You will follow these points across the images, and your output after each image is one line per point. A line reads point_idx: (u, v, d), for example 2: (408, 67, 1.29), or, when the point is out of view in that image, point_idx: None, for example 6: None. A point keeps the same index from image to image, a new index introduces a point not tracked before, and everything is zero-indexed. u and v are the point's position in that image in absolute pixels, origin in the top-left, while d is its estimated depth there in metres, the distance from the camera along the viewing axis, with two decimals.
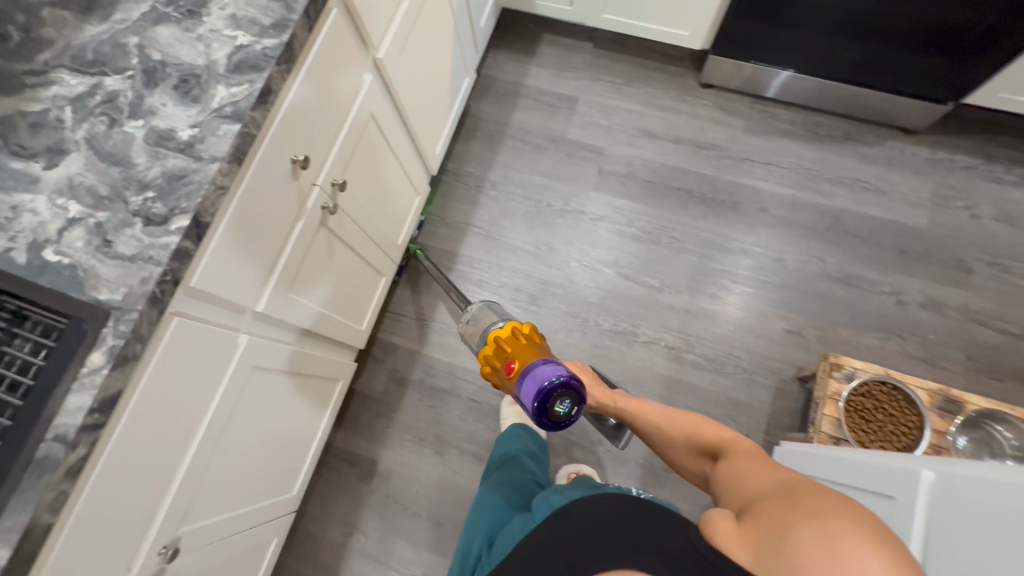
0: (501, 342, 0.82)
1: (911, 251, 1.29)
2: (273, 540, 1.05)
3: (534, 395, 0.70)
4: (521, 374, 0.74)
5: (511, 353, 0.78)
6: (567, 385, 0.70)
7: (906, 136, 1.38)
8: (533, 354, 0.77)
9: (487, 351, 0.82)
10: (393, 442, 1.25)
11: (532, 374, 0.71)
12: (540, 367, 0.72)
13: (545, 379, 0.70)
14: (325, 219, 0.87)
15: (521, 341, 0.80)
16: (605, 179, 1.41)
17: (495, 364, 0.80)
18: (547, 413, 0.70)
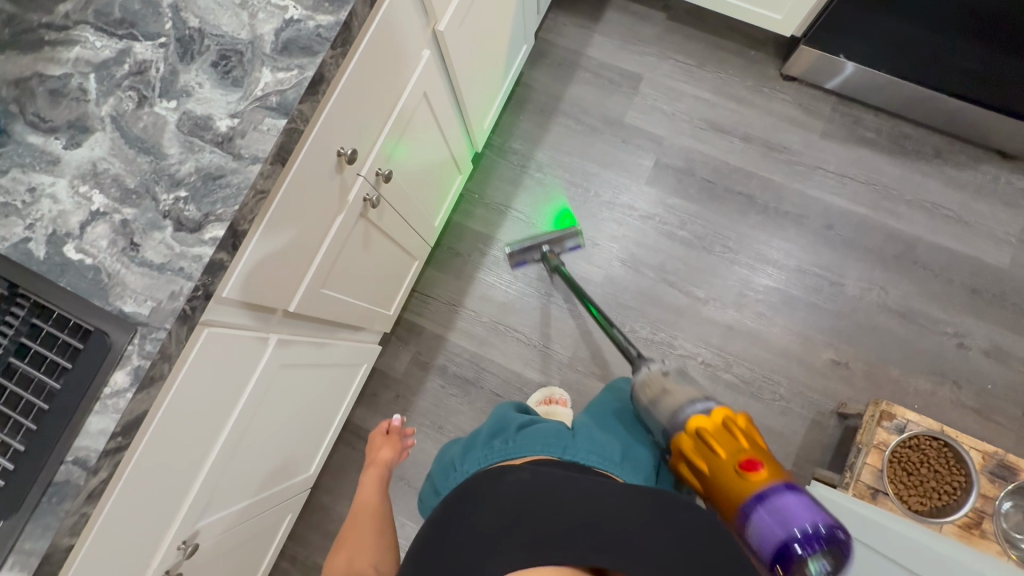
0: (723, 430, 0.65)
1: (984, 291, 1.18)
2: (287, 516, 1.05)
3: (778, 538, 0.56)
4: (757, 490, 0.59)
5: (745, 454, 0.62)
6: (827, 543, 0.55)
7: (1003, 162, 1.23)
8: (774, 472, 0.61)
9: (701, 430, 0.66)
10: (410, 426, 1.23)
11: (776, 503, 0.57)
12: (793, 503, 0.57)
13: (796, 523, 0.56)
14: (366, 211, 0.80)
15: (757, 445, 0.64)
16: (660, 173, 1.29)
17: (711, 450, 0.64)
18: (786, 561, 0.56)
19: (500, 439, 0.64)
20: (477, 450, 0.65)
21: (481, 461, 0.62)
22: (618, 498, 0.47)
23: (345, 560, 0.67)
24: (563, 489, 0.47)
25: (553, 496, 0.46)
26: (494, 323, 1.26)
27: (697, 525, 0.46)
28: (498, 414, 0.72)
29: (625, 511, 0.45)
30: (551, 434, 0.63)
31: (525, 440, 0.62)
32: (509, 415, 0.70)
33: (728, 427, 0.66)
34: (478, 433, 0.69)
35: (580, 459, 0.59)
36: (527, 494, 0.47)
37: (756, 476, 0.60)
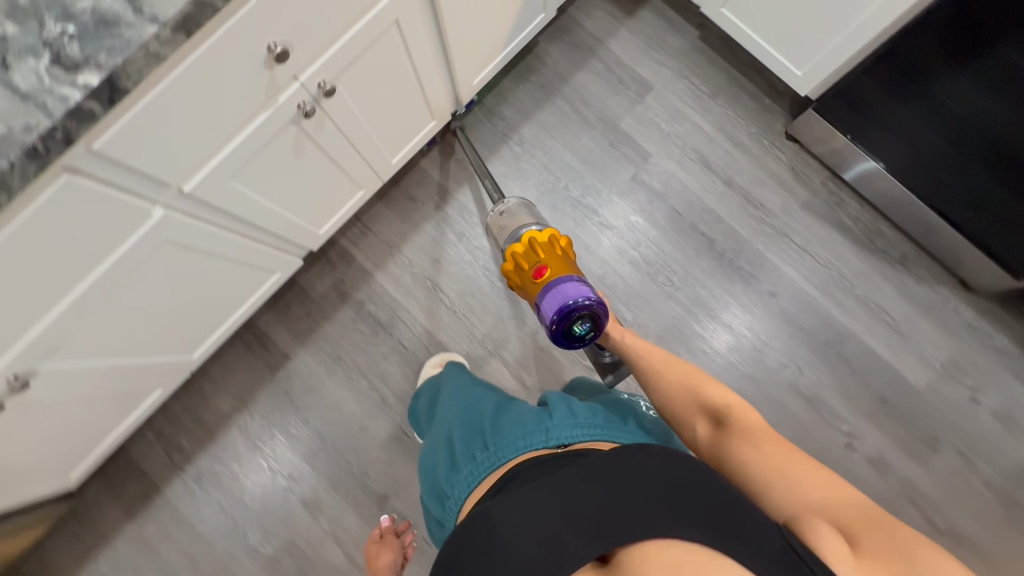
0: (530, 248, 0.89)
1: (892, 403, 1.19)
2: (157, 391, 1.06)
3: (554, 307, 0.77)
4: (546, 285, 0.81)
5: (540, 264, 0.85)
6: (590, 308, 0.76)
7: (961, 289, 1.22)
8: (563, 270, 0.83)
9: (516, 252, 0.90)
10: (312, 346, 1.23)
11: (557, 290, 0.78)
12: (567, 286, 0.78)
13: (569, 298, 0.77)
14: (300, 119, 0.77)
15: (553, 256, 0.87)
16: (633, 188, 1.28)
17: (522, 266, 0.88)
18: (564, 328, 0.77)
19: (480, 451, 0.64)
20: (461, 467, 0.65)
21: (471, 478, 0.62)
22: (585, 475, 0.47)
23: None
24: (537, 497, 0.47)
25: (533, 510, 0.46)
26: (424, 277, 1.25)
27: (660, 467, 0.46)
28: (468, 418, 0.72)
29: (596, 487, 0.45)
30: (525, 425, 0.63)
31: (502, 441, 0.63)
32: (480, 420, 0.70)
33: (533, 244, 0.88)
34: (455, 447, 0.68)
35: (563, 438, 0.60)
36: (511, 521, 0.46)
37: (547, 275, 0.82)
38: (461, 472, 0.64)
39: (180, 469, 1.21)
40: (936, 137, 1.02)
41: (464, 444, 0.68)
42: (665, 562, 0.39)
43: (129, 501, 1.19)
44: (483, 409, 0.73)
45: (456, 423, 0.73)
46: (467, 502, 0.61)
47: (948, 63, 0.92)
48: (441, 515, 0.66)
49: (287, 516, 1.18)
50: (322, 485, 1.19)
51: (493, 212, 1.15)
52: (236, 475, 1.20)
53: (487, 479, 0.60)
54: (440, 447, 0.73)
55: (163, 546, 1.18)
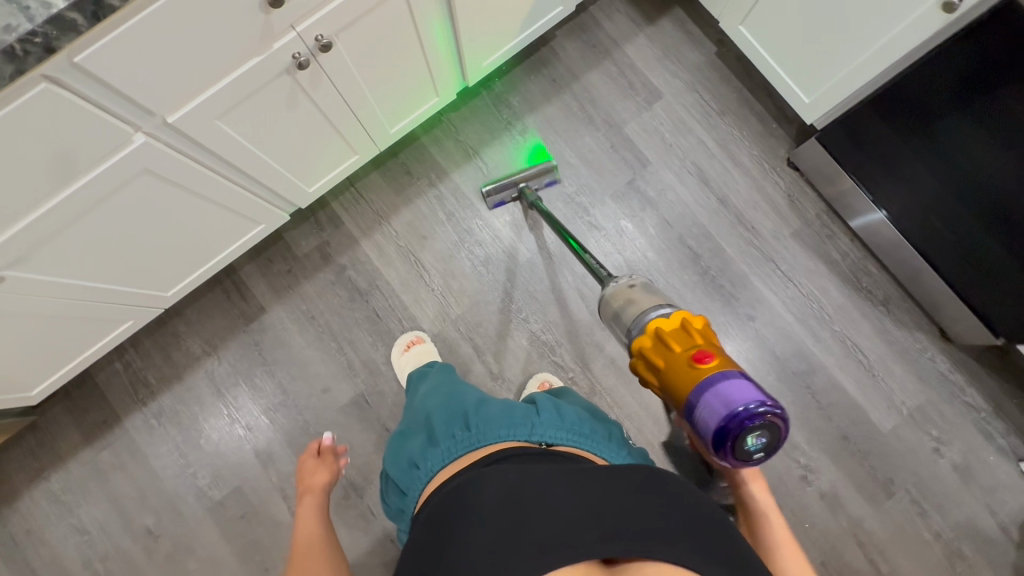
0: (682, 329, 0.64)
1: (852, 442, 1.18)
2: (128, 322, 1.07)
3: (725, 415, 0.53)
4: (701, 377, 0.56)
5: (699, 348, 0.60)
6: (766, 420, 0.52)
7: (939, 339, 1.22)
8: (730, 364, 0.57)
9: (661, 330, 0.65)
10: (289, 303, 1.24)
11: (724, 385, 0.54)
12: (741, 383, 0.54)
13: (746, 400, 0.53)
14: (294, 70, 0.78)
15: (716, 343, 0.62)
16: (628, 193, 1.28)
17: (670, 348, 0.61)
18: (731, 439, 0.53)
19: (461, 430, 0.61)
20: (437, 442, 0.61)
21: (446, 455, 0.59)
22: (608, 483, 0.47)
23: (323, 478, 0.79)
24: (552, 488, 0.47)
25: (548, 498, 0.46)
26: (408, 251, 1.26)
27: (678, 494, 0.47)
28: (452, 397, 0.69)
29: (616, 495, 0.46)
30: (512, 415, 0.60)
31: (486, 424, 0.59)
32: (462, 401, 0.67)
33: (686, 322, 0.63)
34: (434, 422, 0.65)
35: (548, 438, 0.57)
36: (517, 500, 0.46)
37: (707, 366, 0.57)
38: (437, 447, 0.61)
39: (142, 403, 1.22)
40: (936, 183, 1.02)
41: (446, 420, 0.64)
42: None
43: (89, 426, 1.21)
44: (468, 391, 0.70)
45: (439, 401, 0.69)
46: (435, 478, 0.58)
47: (955, 105, 0.91)
48: (402, 486, 0.63)
49: (239, 465, 1.19)
50: (277, 440, 1.20)
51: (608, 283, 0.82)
52: (196, 418, 1.21)
53: (463, 460, 0.57)
54: (416, 420, 0.69)
55: (115, 475, 1.19)
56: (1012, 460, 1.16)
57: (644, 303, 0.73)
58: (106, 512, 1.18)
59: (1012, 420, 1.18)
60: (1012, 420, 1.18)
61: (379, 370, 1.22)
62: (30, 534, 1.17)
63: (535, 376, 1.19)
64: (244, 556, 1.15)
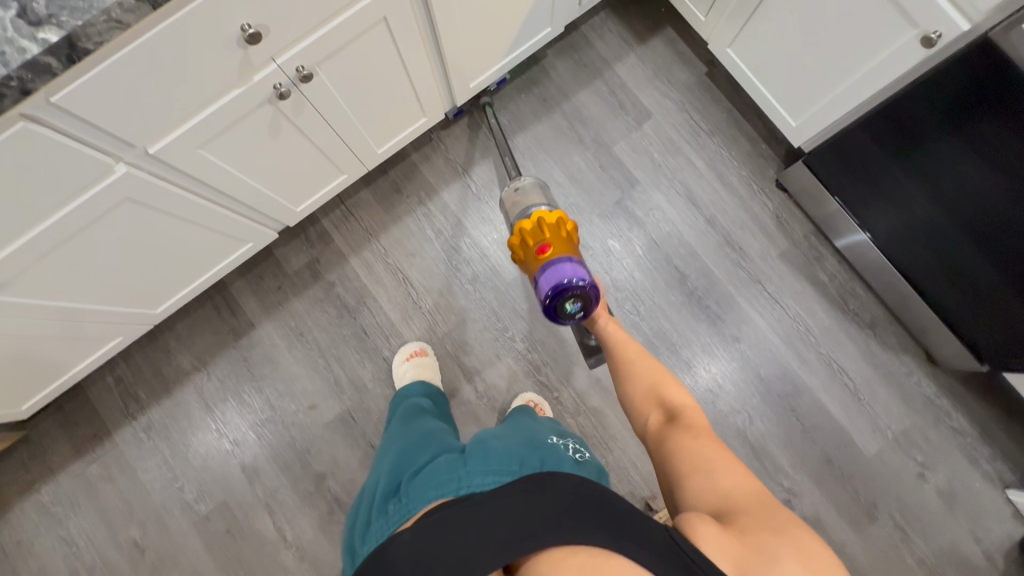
0: (538, 224, 0.84)
1: (837, 466, 1.18)
2: (116, 339, 1.08)
3: (550, 287, 0.77)
4: (546, 262, 0.80)
5: (544, 242, 0.82)
6: (584, 290, 0.76)
7: (925, 362, 1.22)
8: (569, 252, 0.80)
9: (523, 229, 0.85)
10: (278, 318, 1.26)
11: (554, 268, 0.78)
12: (565, 266, 0.78)
13: (566, 277, 0.77)
14: (275, 99, 0.79)
15: (559, 235, 0.83)
16: (616, 212, 1.28)
17: (526, 241, 0.84)
18: (555, 305, 0.78)
19: (394, 503, 0.55)
20: (374, 520, 0.56)
21: (378, 535, 0.53)
22: (491, 500, 0.46)
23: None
24: (441, 523, 0.45)
25: (436, 535, 0.44)
26: (396, 268, 1.27)
27: (560, 486, 0.46)
28: (393, 464, 0.63)
29: (505, 511, 0.44)
30: (439, 473, 0.53)
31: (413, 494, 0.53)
32: (402, 468, 0.61)
33: (542, 221, 0.84)
34: (375, 495, 0.59)
35: (475, 487, 0.50)
36: (415, 550, 0.44)
37: (549, 255, 0.80)
38: (373, 525, 0.55)
39: (132, 417, 1.23)
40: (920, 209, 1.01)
41: (385, 488, 0.59)
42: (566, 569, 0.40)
43: (79, 440, 1.23)
44: (410, 453, 0.64)
45: (381, 473, 0.64)
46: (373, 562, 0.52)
47: (933, 133, 0.92)
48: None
49: (226, 479, 1.20)
50: (264, 455, 1.21)
51: (508, 187, 1.08)
52: (184, 432, 1.23)
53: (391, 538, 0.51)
54: (362, 502, 0.63)
55: (103, 488, 1.21)
56: (997, 486, 1.16)
57: (527, 200, 0.99)
58: (94, 524, 1.19)
59: (998, 445, 1.18)
60: (997, 445, 1.18)
61: (366, 387, 1.23)
62: (20, 545, 1.18)
63: (521, 395, 1.19)
64: (228, 570, 1.16)
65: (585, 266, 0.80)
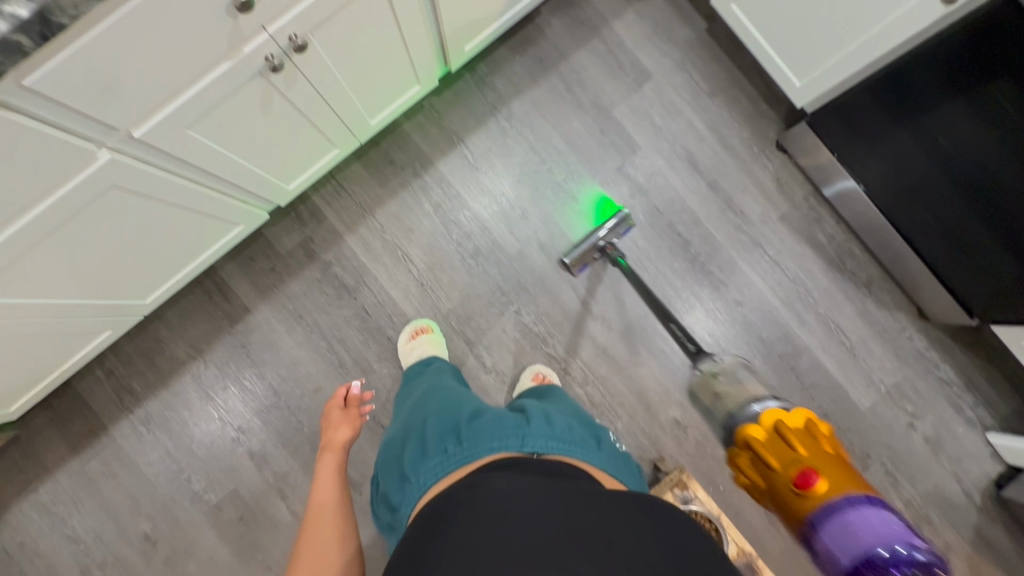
0: (778, 439, 0.59)
1: (833, 420, 1.23)
2: (106, 332, 1.03)
3: (850, 555, 0.47)
4: (826, 509, 0.50)
5: (802, 467, 0.54)
6: (918, 563, 0.44)
7: (916, 318, 1.26)
8: (855, 487, 0.51)
9: (753, 440, 0.61)
10: (274, 302, 1.21)
11: (843, 519, 0.49)
12: (863, 515, 0.48)
13: (874, 539, 0.46)
14: (267, 72, 0.73)
15: (825, 454, 0.55)
16: (618, 178, 1.26)
17: (772, 467, 0.57)
18: None
19: (452, 444, 0.59)
20: (428, 456, 0.59)
21: (438, 469, 0.57)
22: (597, 499, 0.48)
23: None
24: (542, 493, 0.48)
25: (538, 506, 0.46)
26: (394, 245, 1.23)
27: (670, 519, 0.48)
28: (444, 408, 0.68)
29: (610, 516, 0.46)
30: (501, 426, 0.59)
31: (478, 438, 0.58)
32: (455, 412, 0.66)
33: (784, 433, 0.58)
34: (425, 434, 0.63)
35: (540, 448, 0.57)
36: (507, 503, 0.46)
37: (821, 491, 0.51)
38: (428, 461, 0.59)
39: (128, 410, 1.19)
40: (922, 170, 1.02)
41: (436, 430, 0.63)
42: None
43: (74, 437, 1.18)
44: (463, 402, 0.69)
45: (431, 411, 0.69)
46: (425, 493, 0.56)
47: (945, 94, 0.91)
48: (395, 502, 0.61)
49: (234, 467, 1.19)
50: (271, 440, 1.19)
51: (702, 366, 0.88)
52: (185, 422, 1.20)
53: (455, 476, 0.55)
54: (409, 433, 0.67)
55: (106, 483, 1.18)
56: (978, 431, 1.23)
57: (741, 392, 0.75)
58: (99, 519, 1.17)
59: (982, 393, 1.24)
60: (981, 393, 1.24)
61: (371, 368, 1.21)
62: (24, 546, 1.16)
63: (528, 368, 1.19)
64: (245, 554, 1.17)
65: (899, 515, 0.49)
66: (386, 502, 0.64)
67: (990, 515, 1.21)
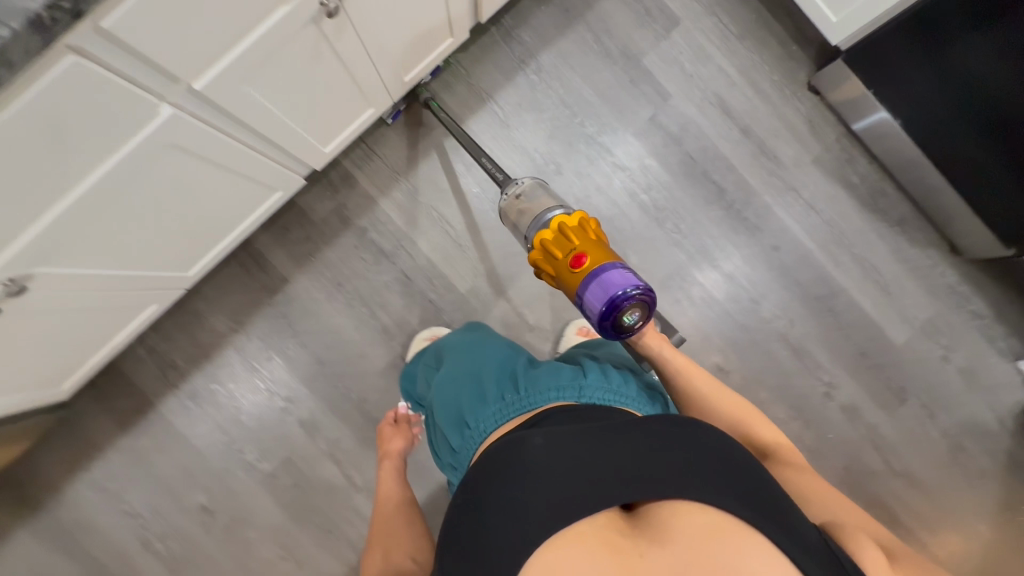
0: (559, 237, 0.74)
1: (869, 357, 1.26)
2: (151, 306, 1.01)
3: (602, 300, 0.67)
4: (587, 274, 0.69)
5: (575, 251, 0.71)
6: (641, 298, 0.67)
7: (949, 254, 1.27)
8: (605, 255, 0.70)
9: (545, 239, 0.76)
10: (312, 271, 1.20)
11: (601, 280, 0.67)
12: (612, 273, 0.67)
13: (616, 287, 0.66)
14: (320, 19, 0.71)
15: (591, 239, 0.73)
16: (650, 129, 1.24)
17: (553, 254, 0.73)
18: (613, 321, 0.68)
19: (512, 393, 0.63)
20: (487, 403, 0.64)
21: (498, 417, 0.62)
22: (618, 433, 0.49)
23: (382, 559, 0.68)
24: (574, 440, 0.49)
25: (572, 452, 0.48)
26: (429, 207, 1.22)
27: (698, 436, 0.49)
28: (495, 358, 0.71)
29: (640, 445, 0.48)
30: (560, 376, 0.63)
31: (535, 387, 0.62)
32: (510, 361, 0.69)
33: (563, 232, 0.74)
34: (478, 382, 0.67)
35: (596, 398, 0.60)
36: (541, 455, 0.48)
37: (588, 265, 0.69)
38: (488, 408, 0.63)
39: (174, 386, 1.19)
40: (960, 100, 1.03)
41: (490, 377, 0.67)
42: (689, 524, 0.44)
43: (121, 414, 1.18)
44: (516, 353, 0.72)
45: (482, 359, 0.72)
46: (487, 439, 0.61)
47: None
48: (452, 443, 0.65)
49: (285, 436, 1.20)
50: (319, 408, 1.20)
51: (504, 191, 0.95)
52: (232, 394, 1.20)
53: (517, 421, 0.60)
54: (456, 376, 0.71)
55: (158, 458, 1.19)
56: (1009, 360, 1.26)
57: (536, 206, 0.87)
58: (155, 494, 1.18)
59: (1012, 324, 1.27)
60: (1012, 323, 1.27)
61: (415, 331, 1.21)
62: (82, 524, 1.17)
63: (572, 323, 1.21)
64: (303, 519, 1.19)
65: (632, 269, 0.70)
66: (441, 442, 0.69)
67: (1021, 440, 1.25)
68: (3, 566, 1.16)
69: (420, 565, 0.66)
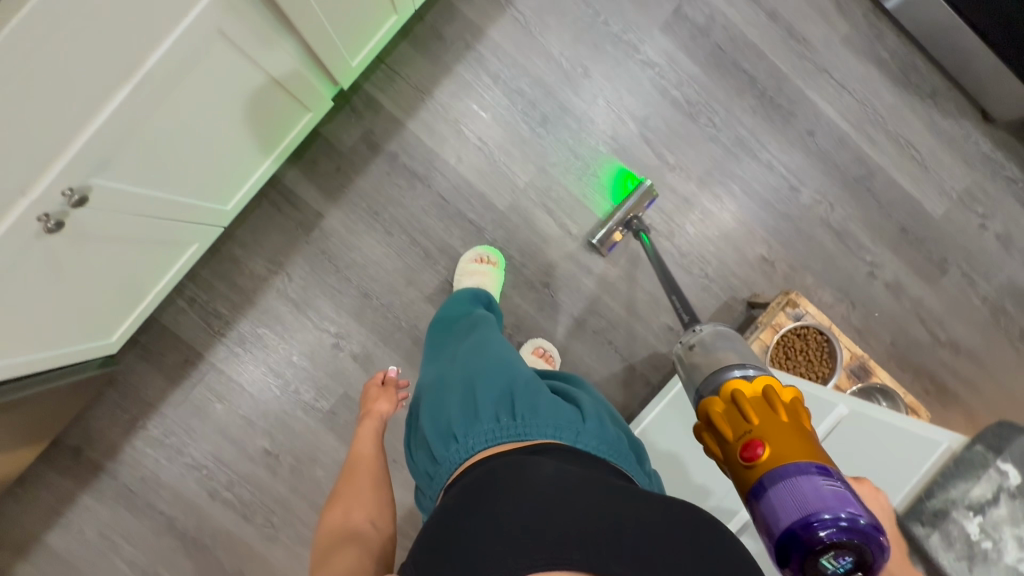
0: (735, 409, 0.54)
1: (911, 233, 1.26)
2: (193, 245, 0.98)
3: (793, 523, 0.46)
4: (775, 482, 0.48)
5: (753, 434, 0.51)
6: (854, 538, 0.44)
7: (982, 122, 1.26)
8: (801, 450, 0.49)
9: (711, 409, 0.56)
10: (346, 203, 1.17)
11: (793, 489, 0.47)
12: (810, 486, 0.46)
13: (817, 509, 0.45)
14: None
15: (786, 422, 0.51)
16: (676, 22, 1.20)
17: (723, 432, 0.53)
18: (807, 563, 0.45)
19: (507, 416, 0.58)
20: (480, 420, 0.59)
21: (489, 436, 0.57)
22: (627, 503, 0.47)
23: (342, 515, 0.66)
24: (582, 489, 0.47)
25: (574, 502, 0.45)
26: (457, 124, 1.18)
27: (704, 526, 0.47)
28: (492, 369, 0.66)
29: (647, 520, 0.45)
30: (559, 413, 0.59)
31: (534, 416, 0.58)
32: (507, 374, 0.64)
33: (738, 403, 0.53)
34: (472, 391, 0.63)
35: (590, 447, 0.57)
36: (543, 491, 0.46)
37: (766, 461, 0.49)
38: (481, 424, 0.58)
39: (220, 334, 1.16)
40: None
41: (485, 389, 0.62)
42: None
43: (170, 367, 1.16)
44: (512, 366, 0.67)
45: (477, 367, 0.66)
46: (471, 456, 0.56)
47: None
48: (437, 454, 0.60)
49: (339, 371, 1.18)
50: (371, 339, 1.18)
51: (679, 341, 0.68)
52: (281, 337, 1.17)
53: (507, 449, 0.55)
54: (452, 380, 0.67)
55: (214, 408, 1.17)
56: None
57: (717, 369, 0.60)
58: (217, 443, 1.17)
59: None
60: None
61: (458, 253, 1.19)
62: (147, 480, 1.16)
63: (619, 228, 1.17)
64: None
65: (842, 483, 0.47)
66: (425, 447, 0.63)
67: None
68: (73, 530, 1.15)
69: (377, 534, 0.64)
